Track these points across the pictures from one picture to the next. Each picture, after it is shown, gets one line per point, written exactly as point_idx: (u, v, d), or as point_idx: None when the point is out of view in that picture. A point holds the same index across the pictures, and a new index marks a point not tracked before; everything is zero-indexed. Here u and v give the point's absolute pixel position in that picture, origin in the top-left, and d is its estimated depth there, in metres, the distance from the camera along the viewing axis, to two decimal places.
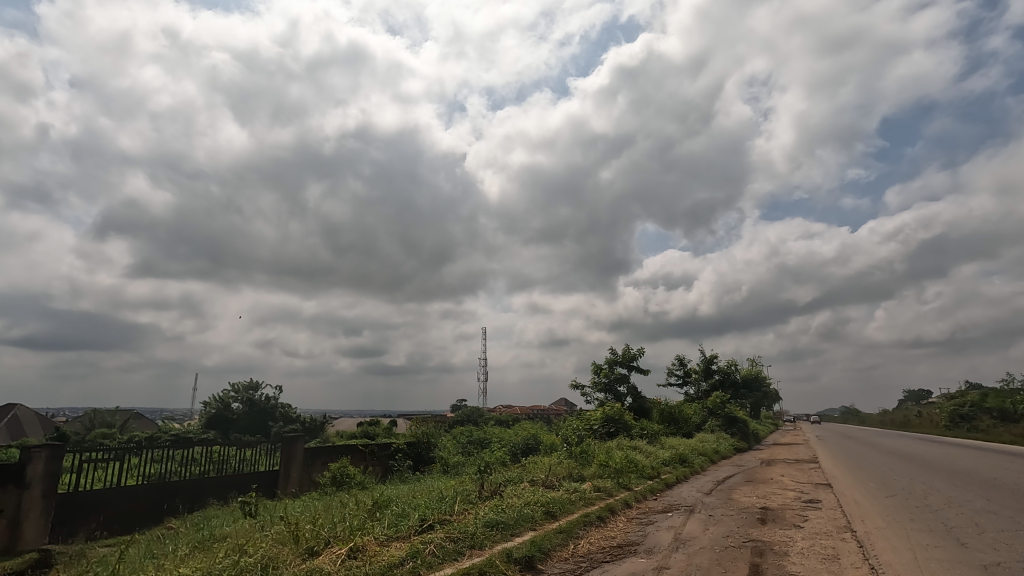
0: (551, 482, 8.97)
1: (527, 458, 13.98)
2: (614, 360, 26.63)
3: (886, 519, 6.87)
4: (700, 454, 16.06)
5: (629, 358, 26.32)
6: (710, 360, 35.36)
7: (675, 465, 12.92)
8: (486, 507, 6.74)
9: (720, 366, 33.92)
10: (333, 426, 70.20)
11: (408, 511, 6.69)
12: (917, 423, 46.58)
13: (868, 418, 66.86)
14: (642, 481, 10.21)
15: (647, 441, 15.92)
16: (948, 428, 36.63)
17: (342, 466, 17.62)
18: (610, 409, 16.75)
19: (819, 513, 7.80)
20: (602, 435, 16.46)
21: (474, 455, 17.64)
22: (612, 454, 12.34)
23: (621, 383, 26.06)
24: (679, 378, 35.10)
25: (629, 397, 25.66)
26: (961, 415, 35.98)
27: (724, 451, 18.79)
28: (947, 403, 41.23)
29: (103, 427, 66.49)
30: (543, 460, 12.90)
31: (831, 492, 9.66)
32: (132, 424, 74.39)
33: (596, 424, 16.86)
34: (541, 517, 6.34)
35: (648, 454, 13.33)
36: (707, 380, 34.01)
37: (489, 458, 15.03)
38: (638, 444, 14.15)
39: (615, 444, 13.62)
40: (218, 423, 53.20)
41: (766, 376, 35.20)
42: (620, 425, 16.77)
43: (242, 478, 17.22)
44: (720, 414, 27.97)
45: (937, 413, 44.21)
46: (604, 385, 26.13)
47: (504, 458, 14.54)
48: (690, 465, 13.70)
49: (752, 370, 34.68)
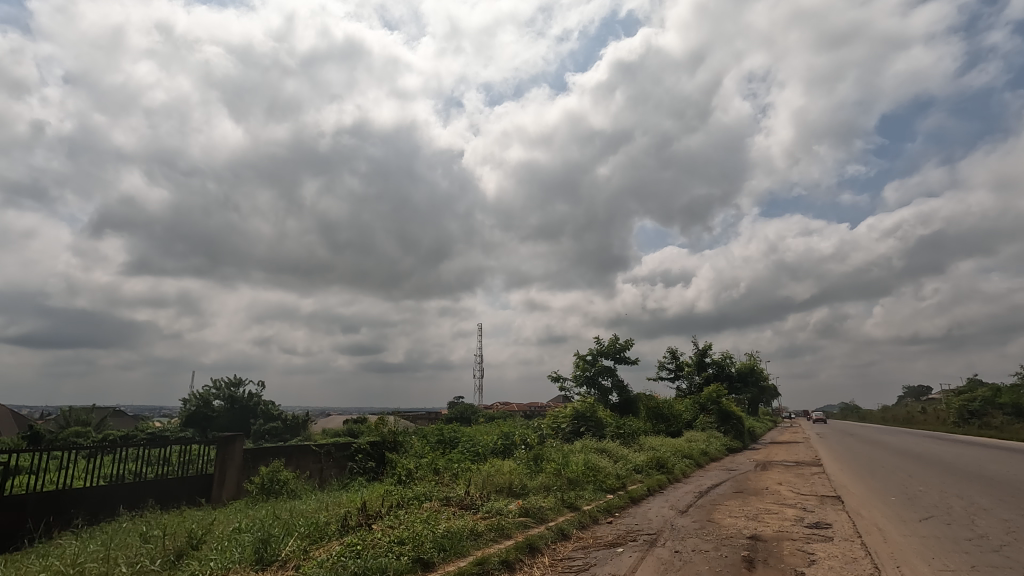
0: (469, 502, 6.79)
1: (475, 463, 11.70)
2: (599, 351, 24.30)
3: (934, 568, 4.57)
4: (685, 458, 13.80)
5: (615, 348, 24.00)
6: (704, 352, 33.19)
7: (650, 471, 10.73)
8: (328, 551, 4.53)
9: (714, 359, 31.65)
10: (320, 424, 68.12)
11: (214, 556, 4.51)
12: (922, 419, 44.40)
13: (869, 415, 64.86)
14: (598, 496, 7.99)
15: (621, 441, 13.65)
16: (957, 425, 34.46)
17: (278, 470, 15.37)
18: (582, 404, 14.52)
19: (830, 550, 5.50)
20: (570, 434, 14.25)
21: (427, 456, 15.39)
22: (572, 458, 10.15)
23: (605, 376, 23.79)
24: (671, 371, 32.87)
25: (613, 391, 23.38)
26: (972, 411, 33.76)
27: (713, 451, 16.56)
28: (955, 399, 39.00)
29: (79, 425, 64.07)
30: (489, 466, 10.66)
31: (844, 513, 7.41)
32: (111, 422, 71.97)
33: (565, 422, 14.63)
34: (400, 568, 4.17)
35: (618, 458, 11.09)
36: (701, 373, 31.77)
37: (437, 461, 12.84)
38: (608, 445, 11.93)
39: (579, 446, 11.40)
40: (197, 421, 50.93)
41: (763, 369, 33.00)
42: (593, 423, 14.52)
43: (163, 484, 14.71)
44: (713, 409, 25.73)
45: (943, 408, 42.05)
46: (585, 378, 23.88)
47: (451, 461, 12.36)
48: (668, 470, 11.48)
49: (749, 363, 32.45)
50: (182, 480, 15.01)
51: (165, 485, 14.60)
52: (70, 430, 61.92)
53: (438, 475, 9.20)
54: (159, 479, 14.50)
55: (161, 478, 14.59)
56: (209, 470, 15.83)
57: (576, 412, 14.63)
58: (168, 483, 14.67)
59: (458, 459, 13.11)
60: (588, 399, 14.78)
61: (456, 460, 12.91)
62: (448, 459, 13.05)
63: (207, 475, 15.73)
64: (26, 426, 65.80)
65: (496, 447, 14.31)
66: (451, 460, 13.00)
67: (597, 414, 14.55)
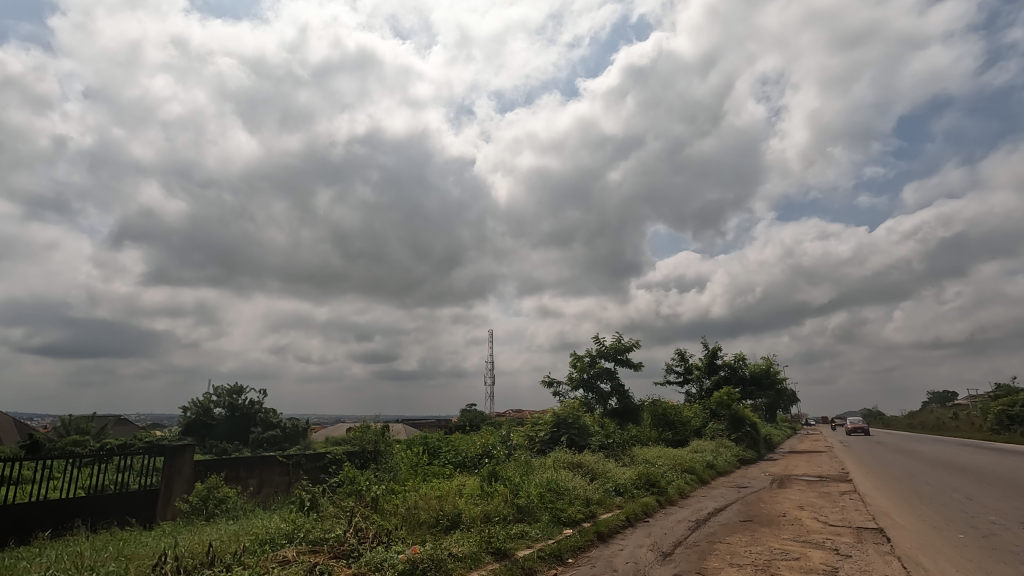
0: (349, 548, 4.80)
1: (426, 483, 9.66)
2: (596, 352, 22.07)
3: None
4: (684, 473, 11.56)
5: (618, 348, 21.72)
6: (715, 353, 30.77)
7: (635, 491, 8.58)
8: None
9: (725, 361, 29.20)
10: (321, 432, 66.33)
11: None
12: (955, 426, 41.30)
13: (894, 421, 61.51)
14: (549, 535, 5.91)
15: (608, 454, 11.50)
16: (995, 433, 31.62)
17: (220, 484, 13.51)
18: (564, 409, 12.30)
19: None
20: (548, 443, 12.10)
21: (387, 472, 13.29)
22: (534, 477, 8.04)
23: (604, 379, 21.51)
24: (679, 374, 30.48)
25: (613, 396, 21.07)
26: (1013, 416, 30.88)
27: (722, 464, 14.31)
28: (991, 404, 36.02)
29: (77, 434, 62.80)
30: (433, 488, 8.60)
31: (896, 563, 5.22)
32: (111, 431, 70.80)
33: (543, 429, 12.47)
34: None
35: (598, 475, 8.96)
36: (711, 377, 29.34)
37: (387, 480, 10.80)
38: (587, 459, 9.78)
39: (549, 461, 9.29)
40: (196, 429, 49.22)
41: (780, 371, 30.48)
42: (577, 430, 12.32)
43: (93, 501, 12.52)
44: (724, 415, 23.34)
45: (978, 413, 39.00)
46: (582, 382, 21.63)
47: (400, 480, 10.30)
48: (659, 488, 9.29)
49: (765, 365, 29.95)
50: (118, 495, 12.84)
51: (96, 502, 12.46)
52: (69, 439, 60.44)
53: (354, 501, 7.17)
54: (90, 494, 12.36)
55: (90, 495, 12.41)
56: (150, 483, 13.64)
57: (556, 418, 12.42)
58: (100, 498, 12.58)
59: (413, 477, 11.01)
60: (573, 404, 12.58)
61: (407, 479, 10.85)
62: (399, 477, 10.99)
63: (147, 489, 13.54)
64: (27, 434, 64.53)
65: (462, 460, 12.19)
66: (404, 478, 10.91)
67: (581, 419, 12.38)
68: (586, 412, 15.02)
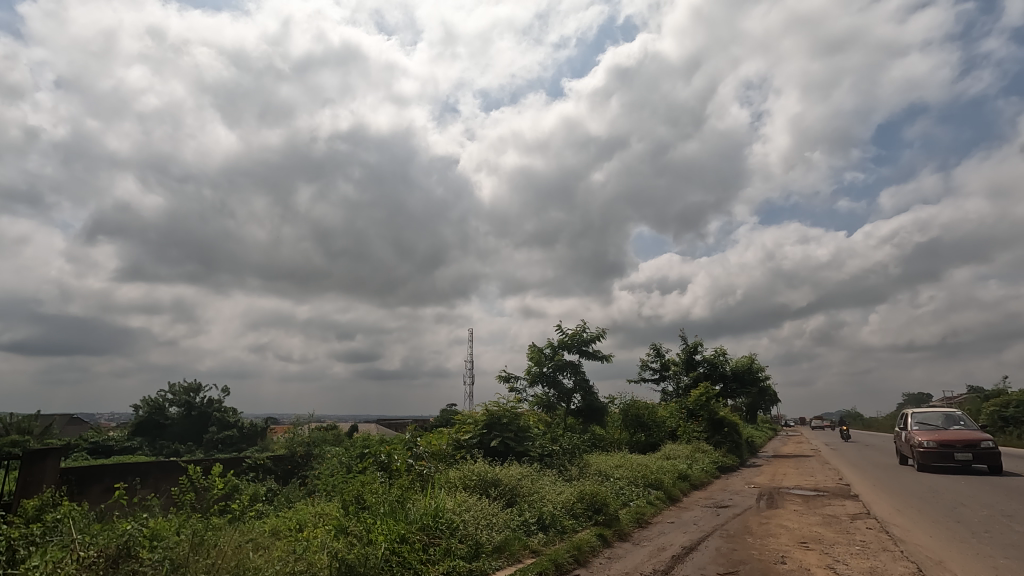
0: None
1: (286, 520, 6.87)
2: (560, 343, 19.41)
3: None
4: (648, 490, 8.93)
5: (580, 338, 19.13)
6: (693, 347, 28.46)
7: (570, 524, 5.91)
8: None
9: (705, 356, 26.82)
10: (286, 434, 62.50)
11: None
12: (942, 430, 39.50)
13: (876, 422, 60.01)
14: None
15: (548, 466, 8.82)
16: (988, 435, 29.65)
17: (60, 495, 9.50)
18: (498, 406, 9.58)
19: None
20: (476, 451, 9.35)
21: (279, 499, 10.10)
22: (414, 503, 5.36)
23: (567, 373, 18.89)
24: (655, 371, 28.01)
25: (577, 392, 18.46)
26: (1007, 417, 28.99)
27: (698, 474, 11.73)
28: (981, 404, 34.18)
29: (17, 434, 57.95)
30: (276, 530, 5.86)
31: None
32: (57, 431, 65.90)
33: (470, 429, 9.72)
34: None
35: (520, 500, 6.29)
36: (689, 373, 26.93)
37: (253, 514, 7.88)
38: (512, 473, 7.09)
39: (456, 478, 6.57)
40: (144, 429, 45.32)
41: (763, 368, 28.06)
42: (515, 432, 9.56)
43: None
44: (701, 414, 20.84)
45: (966, 416, 37.19)
46: (541, 377, 19.02)
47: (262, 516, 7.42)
48: (608, 517, 6.63)
49: (747, 361, 27.52)
50: None
51: None
52: (6, 440, 55.53)
53: (96, 551, 4.40)
54: None
55: None
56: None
57: (488, 417, 9.68)
58: None
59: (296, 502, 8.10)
60: (511, 399, 9.84)
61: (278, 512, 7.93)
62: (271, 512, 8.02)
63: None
64: None
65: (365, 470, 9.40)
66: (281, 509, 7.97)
67: (520, 418, 9.66)
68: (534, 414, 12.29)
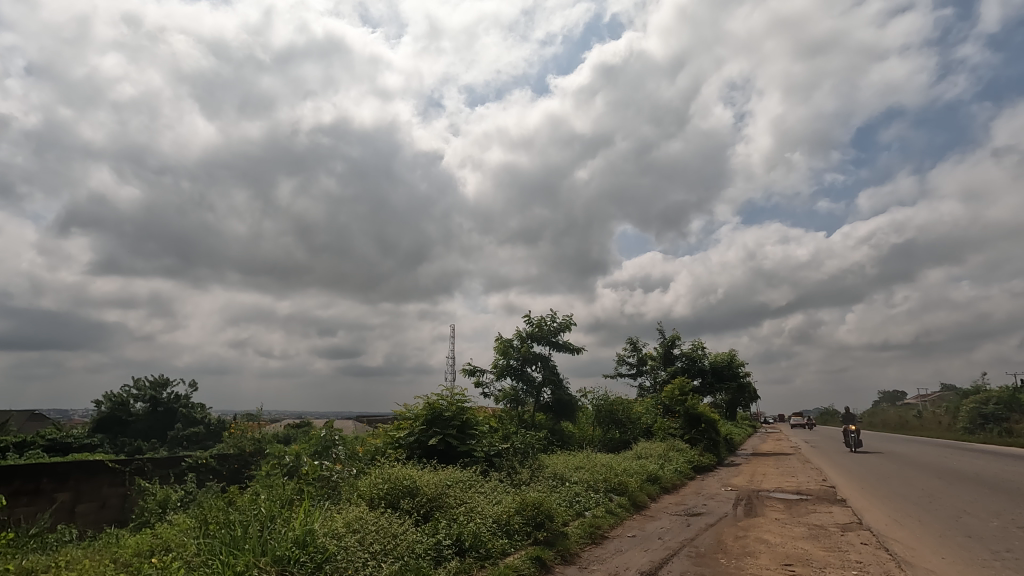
0: None
1: (153, 544, 5.47)
2: (529, 334, 18.22)
3: None
4: (608, 495, 7.73)
5: (549, 329, 17.93)
6: (672, 341, 27.54)
7: (496, 545, 4.71)
8: None
9: (683, 350, 25.89)
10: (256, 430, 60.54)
11: None
12: (921, 425, 39.16)
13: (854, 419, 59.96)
14: None
15: (492, 471, 7.55)
16: (968, 433, 29.08)
17: None
18: (440, 400, 8.23)
19: None
20: (411, 452, 8.01)
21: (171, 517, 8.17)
22: (286, 524, 4.11)
23: (536, 365, 17.70)
24: (632, 366, 27.01)
25: (546, 386, 17.27)
26: (986, 414, 28.50)
27: (670, 476, 10.59)
28: (960, 401, 33.78)
29: None
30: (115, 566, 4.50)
31: None
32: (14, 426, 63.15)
33: (408, 424, 8.37)
34: None
35: (440, 516, 5.05)
36: (667, 368, 25.96)
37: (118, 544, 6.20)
38: (439, 479, 5.82)
39: (362, 489, 5.29)
40: None
41: (742, 363, 27.13)
42: (459, 427, 8.25)
43: None
44: (677, 410, 19.81)
45: (944, 412, 36.79)
46: (508, 370, 17.80)
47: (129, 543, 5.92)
48: (552, 534, 5.44)
49: (727, 356, 26.57)
50: None
51: None
52: None
53: None
54: None
55: None
56: None
57: (429, 411, 8.33)
58: None
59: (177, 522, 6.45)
60: (457, 392, 8.52)
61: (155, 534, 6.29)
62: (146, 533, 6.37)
63: None
64: None
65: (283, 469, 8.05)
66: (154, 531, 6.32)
67: (467, 413, 8.35)
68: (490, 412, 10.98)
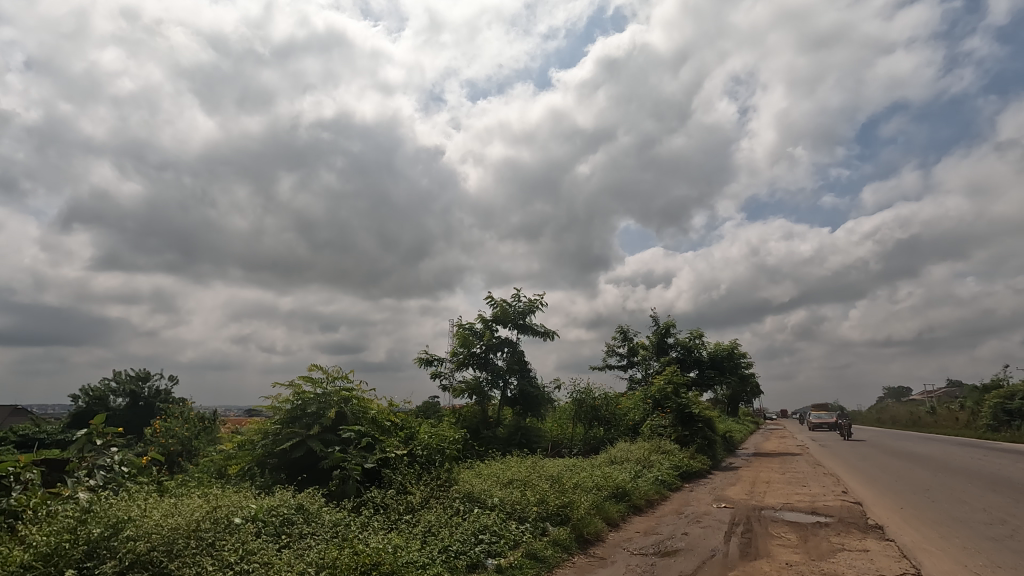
0: None
1: None
2: (493, 317, 15.74)
3: None
4: (540, 526, 5.33)
5: (520, 311, 15.49)
6: (665, 330, 25.08)
7: None
8: None
9: (678, 339, 23.43)
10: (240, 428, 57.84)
11: None
12: (936, 422, 36.55)
13: (861, 415, 57.42)
14: None
15: (362, 494, 5.28)
16: (991, 431, 26.57)
17: None
18: (304, 392, 5.89)
19: None
20: (256, 469, 5.71)
21: None
22: None
23: (503, 352, 15.29)
24: (621, 357, 24.59)
25: (513, 376, 14.85)
26: (1011, 410, 25.91)
27: (644, 487, 8.16)
28: (979, 396, 31.22)
29: None
30: None
31: None
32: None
33: (265, 423, 6.12)
34: None
35: None
36: (660, 359, 23.52)
37: None
38: (189, 533, 4.46)
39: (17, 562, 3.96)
40: None
41: (744, 354, 24.60)
42: (333, 427, 6.01)
43: None
44: (668, 406, 17.30)
45: (962, 407, 34.10)
46: (470, 358, 15.36)
47: None
48: None
49: (727, 346, 24.04)
50: None
51: None
52: None
53: None
54: None
55: None
56: None
57: (294, 405, 5.99)
58: None
59: None
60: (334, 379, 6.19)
61: None
62: None
63: None
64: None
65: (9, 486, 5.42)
66: None
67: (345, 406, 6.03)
68: (411, 412, 8.49)
